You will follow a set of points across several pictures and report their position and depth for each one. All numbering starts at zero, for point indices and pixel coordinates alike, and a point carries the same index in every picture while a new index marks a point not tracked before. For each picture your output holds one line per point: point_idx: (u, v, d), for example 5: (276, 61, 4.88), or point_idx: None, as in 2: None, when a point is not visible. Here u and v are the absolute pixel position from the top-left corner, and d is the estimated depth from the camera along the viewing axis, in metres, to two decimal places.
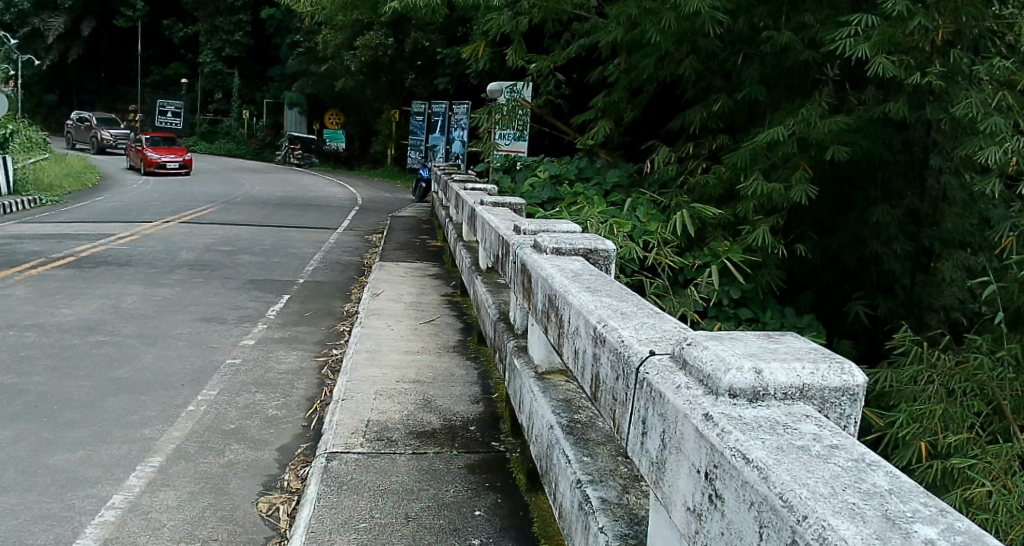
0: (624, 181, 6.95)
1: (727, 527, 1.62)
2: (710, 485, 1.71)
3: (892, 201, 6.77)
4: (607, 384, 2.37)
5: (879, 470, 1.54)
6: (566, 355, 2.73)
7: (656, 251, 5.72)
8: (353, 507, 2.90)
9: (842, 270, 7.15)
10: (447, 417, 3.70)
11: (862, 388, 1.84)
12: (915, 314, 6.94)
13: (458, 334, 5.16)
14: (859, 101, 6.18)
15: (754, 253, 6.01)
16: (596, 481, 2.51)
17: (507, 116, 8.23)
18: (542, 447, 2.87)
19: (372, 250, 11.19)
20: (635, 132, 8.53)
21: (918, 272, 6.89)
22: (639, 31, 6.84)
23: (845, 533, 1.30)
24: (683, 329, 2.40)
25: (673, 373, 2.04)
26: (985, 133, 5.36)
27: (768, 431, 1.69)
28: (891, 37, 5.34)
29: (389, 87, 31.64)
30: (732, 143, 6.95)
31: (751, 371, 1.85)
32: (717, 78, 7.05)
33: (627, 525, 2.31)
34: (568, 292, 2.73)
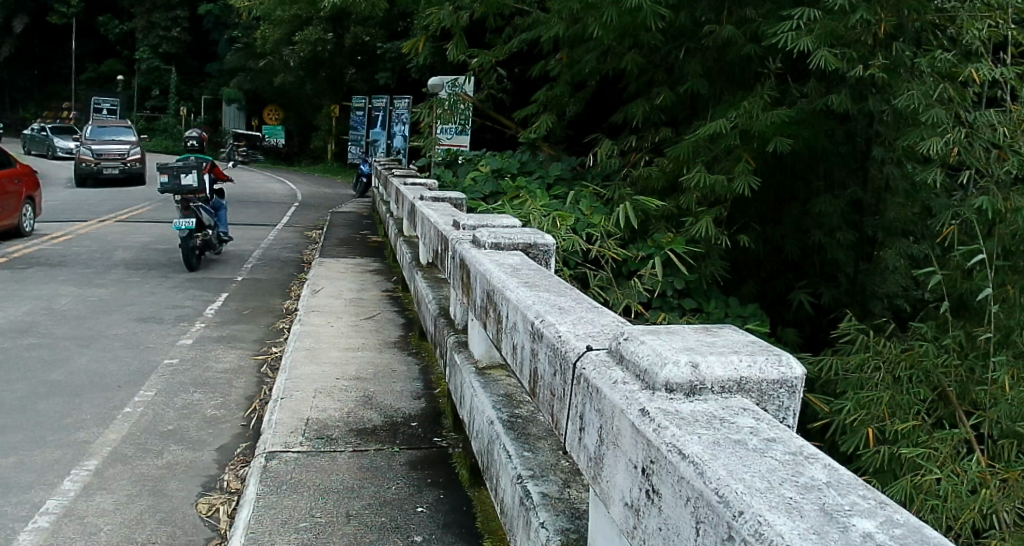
0: (568, 174, 6.87)
1: (664, 522, 1.63)
2: (648, 481, 1.73)
3: (835, 191, 6.78)
4: (546, 379, 2.45)
5: (817, 463, 1.55)
6: (505, 350, 2.73)
7: (598, 243, 5.51)
8: (293, 508, 2.85)
9: (784, 260, 7.16)
10: (388, 413, 3.66)
11: (800, 380, 1.93)
12: (860, 302, 6.97)
13: (398, 329, 5.13)
14: (801, 94, 6.20)
15: (698, 244, 5.98)
16: (537, 476, 2.53)
17: (449, 111, 8.10)
18: (483, 442, 2.85)
19: (312, 246, 11.10)
20: (578, 125, 8.29)
21: (860, 261, 6.92)
22: (581, 26, 6.83)
23: (782, 528, 1.27)
24: (621, 324, 2.48)
25: (611, 368, 2.09)
26: (927, 125, 5.41)
27: (704, 425, 1.72)
28: (833, 31, 5.34)
29: (327, 83, 31.47)
30: (675, 136, 6.93)
31: (687, 365, 1.90)
32: (659, 73, 7.04)
33: (568, 519, 2.33)
34: (505, 288, 2.72)
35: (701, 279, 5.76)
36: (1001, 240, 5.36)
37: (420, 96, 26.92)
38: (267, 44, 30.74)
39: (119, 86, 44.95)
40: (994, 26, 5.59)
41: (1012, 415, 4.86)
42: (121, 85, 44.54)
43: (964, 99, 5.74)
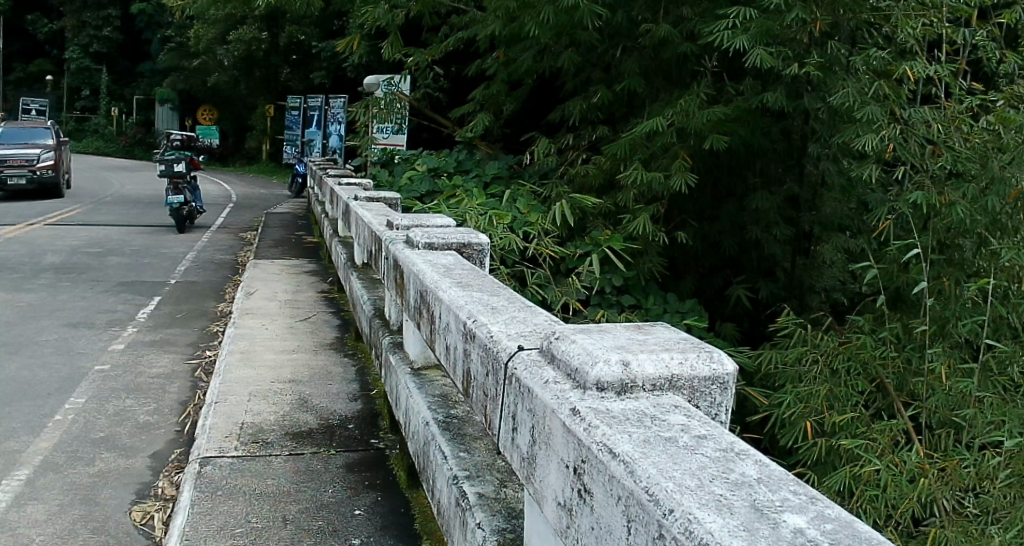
0: (505, 172, 6.82)
1: (596, 522, 1.63)
2: (580, 480, 1.73)
3: (772, 188, 6.81)
4: (479, 379, 2.45)
5: (747, 459, 1.56)
6: (439, 350, 2.72)
7: (536, 242, 5.42)
8: (229, 514, 2.81)
9: (722, 255, 7.12)
10: (325, 415, 3.63)
11: (731, 376, 1.97)
12: (797, 296, 7.01)
13: (335, 330, 5.11)
14: (737, 93, 6.14)
15: (636, 241, 5.74)
16: (473, 476, 2.53)
17: (384, 110, 7.78)
18: (418, 444, 2.83)
19: (247, 248, 11.03)
20: (516, 123, 8.19)
21: (797, 255, 6.99)
22: (518, 25, 6.65)
23: (711, 525, 1.26)
24: (553, 322, 2.50)
25: (542, 368, 2.11)
26: (863, 122, 5.27)
27: (635, 424, 1.73)
28: (769, 28, 5.18)
29: (262, 83, 31.25)
30: (613, 134, 6.85)
31: (619, 364, 1.92)
32: (596, 71, 6.99)
33: (505, 519, 2.33)
34: (438, 288, 2.70)
35: (638, 275, 5.58)
36: (936, 233, 5.26)
37: (357, 96, 26.04)
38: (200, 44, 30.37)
39: (50, 88, 43.90)
40: (927, 25, 5.63)
41: (949, 405, 4.77)
42: (50, 85, 43.48)
43: (900, 96, 5.61)
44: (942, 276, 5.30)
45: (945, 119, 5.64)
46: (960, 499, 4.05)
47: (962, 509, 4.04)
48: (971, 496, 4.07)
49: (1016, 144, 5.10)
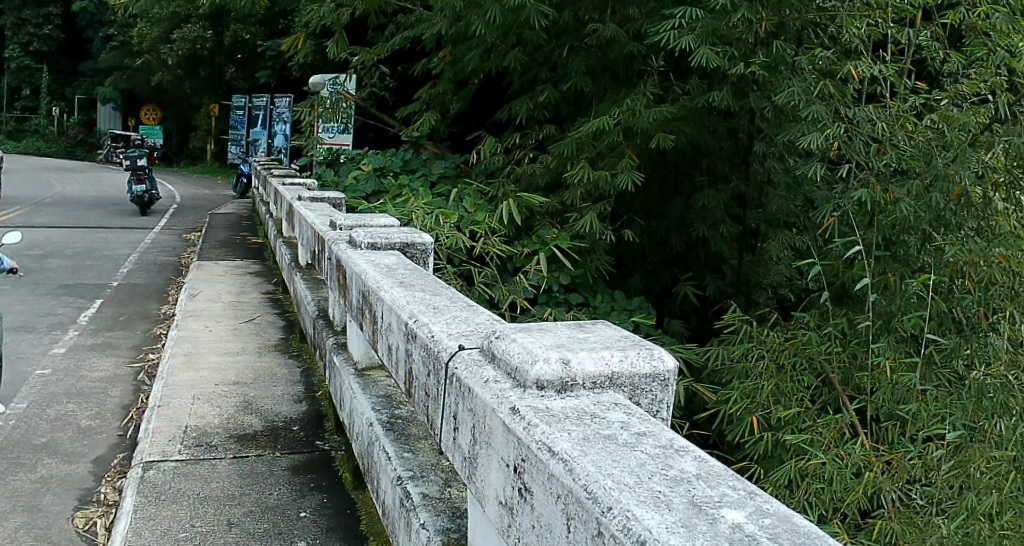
0: (452, 171, 6.27)
1: (537, 520, 1.64)
2: (520, 479, 1.74)
3: (718, 186, 6.16)
4: (420, 379, 2.44)
5: (687, 455, 1.56)
6: (381, 351, 2.71)
7: (483, 240, 5.04)
8: (172, 518, 2.77)
9: (669, 251, 6.45)
10: (269, 418, 3.61)
11: (671, 372, 1.98)
12: (744, 293, 6.37)
13: (280, 331, 5.08)
14: (684, 92, 5.49)
15: (582, 239, 5.29)
16: (416, 476, 2.52)
17: (330, 110, 7.14)
18: (363, 445, 2.82)
19: (191, 249, 10.91)
20: (462, 122, 7.62)
21: (744, 252, 6.27)
22: (465, 25, 5.94)
23: (649, 523, 1.26)
24: (495, 321, 2.51)
25: (483, 368, 2.12)
26: (807, 121, 4.80)
27: (574, 422, 1.73)
28: (716, 29, 4.64)
29: (207, 82, 30.76)
30: (559, 133, 6.09)
31: (558, 362, 1.93)
32: (542, 70, 6.29)
33: (449, 519, 2.32)
34: (379, 289, 2.69)
35: (587, 273, 5.17)
36: (881, 229, 5.02)
37: (303, 95, 24.14)
38: (143, 44, 29.68)
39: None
40: (874, 26, 5.26)
41: (896, 399, 4.44)
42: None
43: (847, 96, 5.18)
44: (886, 272, 4.99)
45: (889, 118, 5.23)
46: (905, 493, 3.90)
47: (909, 502, 3.91)
48: (917, 487, 3.95)
49: (960, 142, 4.84)
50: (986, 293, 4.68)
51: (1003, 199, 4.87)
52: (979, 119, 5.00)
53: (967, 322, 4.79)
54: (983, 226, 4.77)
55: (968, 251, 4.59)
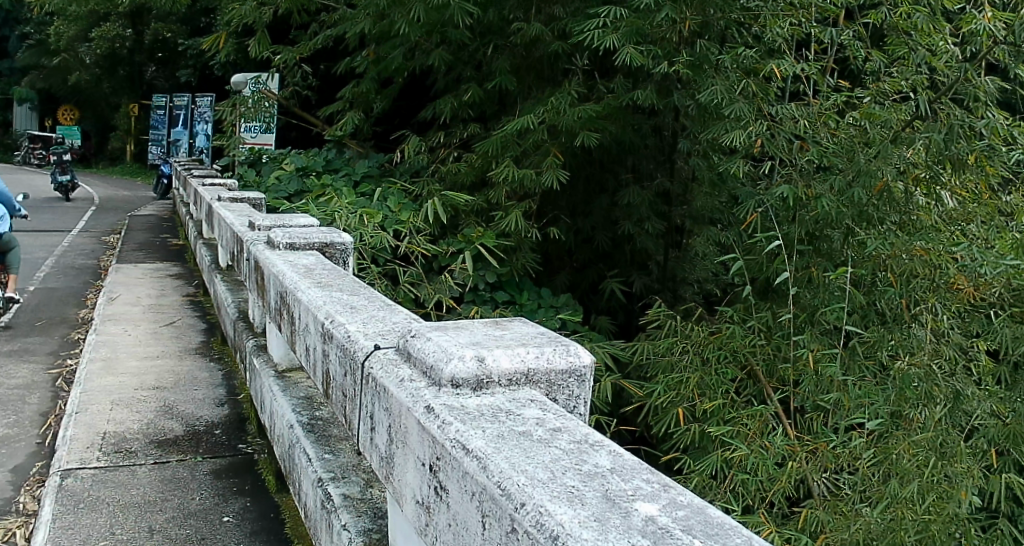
0: (376, 169, 5.95)
1: (453, 517, 1.64)
2: (435, 478, 1.74)
3: (642, 183, 5.69)
4: (338, 380, 2.44)
5: (601, 450, 1.59)
6: (299, 351, 2.70)
7: (408, 239, 4.81)
8: (93, 526, 2.72)
9: (596, 248, 5.95)
10: (190, 422, 3.57)
11: (588, 368, 2.01)
12: (670, 288, 5.80)
13: (201, 334, 5.03)
14: (607, 90, 5.16)
15: (507, 237, 5.05)
16: (337, 478, 2.50)
17: (251, 110, 6.76)
18: (283, 446, 2.81)
19: (110, 251, 10.73)
20: (385, 121, 7.02)
21: (669, 249, 5.76)
22: (389, 23, 5.55)
23: (562, 517, 1.27)
24: (412, 320, 2.52)
25: (399, 367, 2.12)
26: (730, 119, 4.38)
27: (490, 420, 1.75)
28: (641, 28, 4.40)
29: (127, 81, 29.87)
30: (484, 132, 5.72)
31: (474, 361, 1.93)
32: (466, 70, 5.83)
33: (371, 519, 2.31)
34: (296, 289, 2.68)
35: (512, 270, 4.97)
36: (804, 225, 4.41)
37: (223, 95, 21.65)
38: (62, 42, 28.44)
39: None
40: (795, 24, 4.89)
41: (818, 389, 4.08)
42: None
43: (768, 93, 4.67)
44: (809, 266, 4.47)
45: (810, 115, 4.66)
46: (831, 481, 3.75)
47: (837, 490, 3.78)
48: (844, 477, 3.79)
49: (883, 138, 4.33)
50: (907, 285, 4.24)
51: (922, 192, 4.44)
52: (900, 116, 4.51)
53: (890, 313, 4.36)
54: (905, 219, 4.33)
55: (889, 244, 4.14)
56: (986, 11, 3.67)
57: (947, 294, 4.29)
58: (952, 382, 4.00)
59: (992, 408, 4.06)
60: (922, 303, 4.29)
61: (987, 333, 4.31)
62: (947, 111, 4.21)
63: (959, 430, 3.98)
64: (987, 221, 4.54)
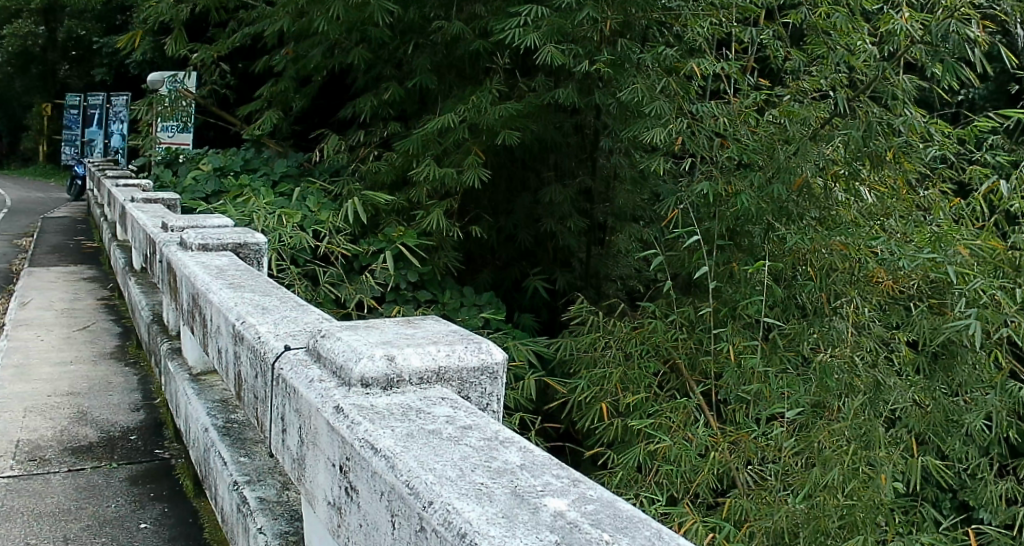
0: (294, 169, 5.81)
1: (363, 518, 1.62)
2: (345, 478, 1.72)
3: (565, 181, 5.65)
4: (249, 381, 2.41)
5: (511, 447, 1.58)
6: (211, 353, 2.68)
7: (328, 239, 4.78)
8: (5, 536, 2.67)
9: (518, 246, 5.91)
10: (105, 428, 3.54)
11: (499, 365, 2.01)
12: (593, 285, 5.81)
13: (116, 339, 4.97)
14: (529, 89, 5.15)
15: (429, 237, 5.04)
16: (253, 481, 2.48)
17: (167, 109, 6.60)
18: (200, 451, 2.79)
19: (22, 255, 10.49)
20: (305, 120, 6.93)
21: (592, 245, 5.75)
22: (308, 21, 5.48)
23: (470, 515, 1.26)
24: (323, 320, 2.51)
25: (308, 367, 2.09)
26: (650, 117, 4.44)
27: (399, 419, 1.73)
28: (562, 28, 4.40)
29: (46, 79, 29.18)
30: (405, 131, 5.67)
31: (383, 359, 1.91)
32: (387, 68, 5.74)
33: (287, 522, 2.29)
34: (208, 290, 2.67)
35: (434, 270, 4.96)
36: (724, 221, 4.51)
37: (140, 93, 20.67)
38: None
39: None
40: (716, 24, 4.94)
41: (738, 379, 4.18)
42: None
43: (689, 92, 4.84)
44: (730, 262, 4.65)
45: (730, 113, 4.76)
46: (755, 472, 3.84)
47: (762, 481, 3.85)
48: (766, 467, 3.86)
49: (801, 136, 4.41)
50: (826, 279, 4.40)
51: (843, 188, 4.49)
52: (819, 113, 4.54)
53: (810, 307, 4.46)
54: (825, 215, 4.42)
55: (809, 240, 4.29)
56: (903, 11, 3.79)
57: (866, 287, 4.42)
58: (874, 373, 4.05)
59: (913, 398, 4.10)
60: (843, 298, 4.37)
61: (904, 325, 4.37)
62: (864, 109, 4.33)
63: (880, 419, 3.98)
64: (905, 216, 4.58)
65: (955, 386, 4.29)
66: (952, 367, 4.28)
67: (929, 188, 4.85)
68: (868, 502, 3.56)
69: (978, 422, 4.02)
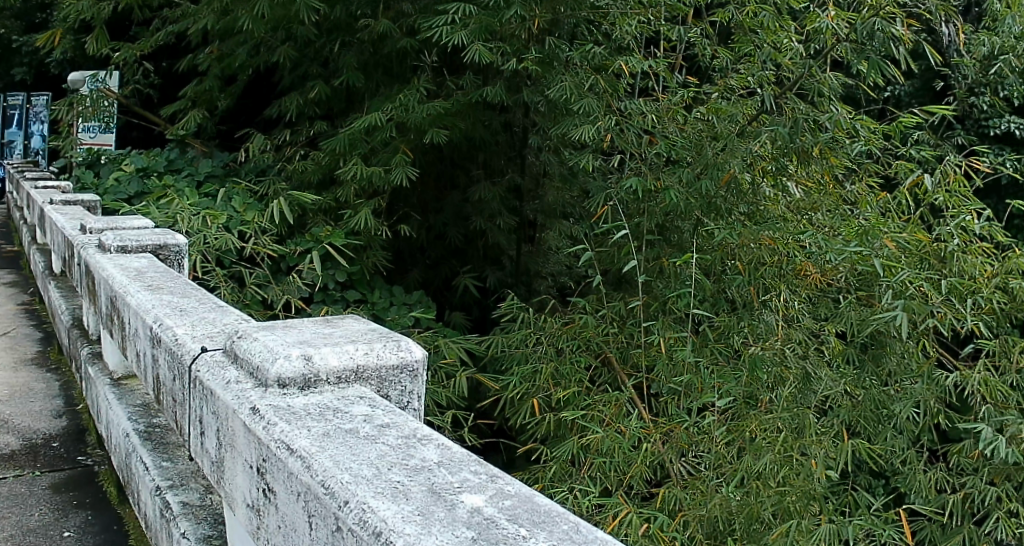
0: (220, 169, 5.76)
1: (282, 520, 1.58)
2: (263, 479, 1.68)
3: (494, 179, 5.68)
4: (168, 384, 2.39)
5: (430, 444, 1.53)
6: (129, 356, 2.67)
7: (253, 240, 4.73)
8: None
9: (449, 244, 5.80)
10: (26, 436, 3.51)
11: (419, 362, 1.94)
12: (524, 283, 5.83)
13: (38, 345, 4.90)
14: (458, 87, 5.16)
15: (357, 236, 5.02)
16: (176, 485, 2.47)
17: (88, 109, 6.51)
18: (122, 457, 2.79)
19: None
20: (229, 119, 6.78)
21: (523, 243, 5.81)
22: (233, 19, 5.43)
23: (385, 514, 1.22)
24: (242, 320, 2.47)
25: (225, 369, 2.04)
26: (580, 114, 4.50)
27: (316, 418, 1.68)
28: (491, 25, 4.41)
29: None
30: (332, 130, 5.63)
31: (300, 358, 1.85)
32: (313, 66, 5.71)
33: (211, 526, 2.27)
34: (125, 292, 2.66)
35: (362, 269, 4.93)
36: (653, 217, 4.56)
37: (60, 92, 19.09)
38: None
39: None
40: (643, 22, 5.09)
41: (670, 372, 4.21)
42: None
43: (618, 89, 4.84)
44: (660, 257, 4.67)
45: (658, 111, 4.74)
46: (689, 463, 3.92)
47: (696, 472, 3.92)
48: (702, 458, 3.93)
49: (728, 133, 4.46)
50: (755, 272, 4.45)
51: (770, 184, 4.62)
52: (747, 111, 4.61)
53: (740, 301, 4.51)
54: (753, 210, 4.55)
55: (737, 234, 4.33)
56: (829, 11, 3.83)
57: (794, 280, 4.52)
58: (804, 364, 4.18)
59: (843, 388, 4.23)
60: (771, 292, 4.50)
61: (833, 317, 4.53)
62: (789, 106, 4.39)
63: (811, 408, 4.11)
64: (834, 210, 4.72)
65: (885, 375, 4.40)
66: (882, 358, 4.41)
67: (856, 182, 4.94)
68: (801, 489, 3.71)
69: (908, 409, 4.23)
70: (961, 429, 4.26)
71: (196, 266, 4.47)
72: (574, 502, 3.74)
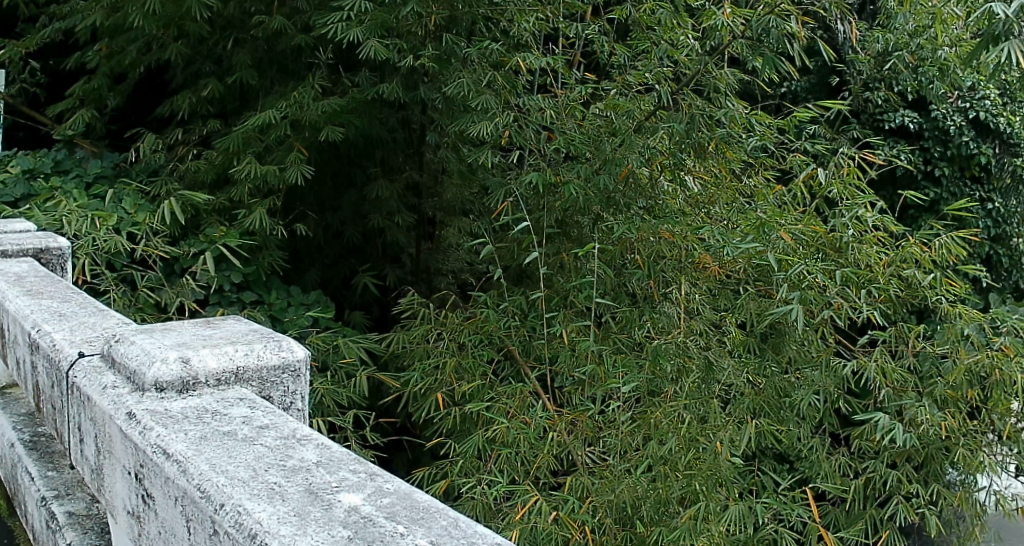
0: (110, 169, 5.68)
1: (160, 524, 1.56)
2: (140, 485, 1.65)
3: (391, 176, 5.64)
4: (48, 391, 2.38)
5: (309, 444, 1.54)
6: (11, 363, 2.68)
7: (144, 242, 4.76)
8: None
9: (346, 243, 5.85)
10: None
11: (301, 363, 1.95)
12: (424, 280, 5.87)
13: None
14: (354, 84, 5.15)
15: (252, 236, 5.04)
16: (62, 495, 2.47)
17: None
18: (8, 468, 2.81)
19: None
20: (120, 119, 6.70)
21: (421, 241, 5.81)
22: (123, 16, 5.35)
23: (260, 514, 1.24)
24: (121, 323, 2.47)
25: (103, 374, 2.01)
26: (477, 111, 4.59)
27: (194, 422, 1.66)
28: (386, 22, 4.45)
29: None
30: (225, 128, 5.59)
31: (177, 361, 1.82)
32: (206, 63, 5.66)
33: (97, 535, 2.28)
34: (4, 300, 2.68)
35: (258, 269, 4.95)
36: (552, 211, 4.72)
37: None
38: None
39: None
40: (541, 19, 5.14)
41: (573, 364, 4.31)
42: None
43: (516, 86, 4.93)
44: (560, 252, 4.79)
45: (557, 106, 4.99)
46: (595, 452, 4.04)
47: (602, 461, 4.05)
48: (601, 447, 4.06)
49: (625, 128, 4.54)
50: (654, 265, 4.57)
51: (667, 178, 4.75)
52: (644, 106, 4.67)
53: (640, 294, 4.66)
54: (652, 204, 4.68)
55: (636, 230, 4.46)
56: (725, 8, 3.88)
57: (694, 273, 4.63)
58: (706, 354, 4.26)
59: (746, 377, 4.35)
60: (671, 285, 4.62)
61: (733, 308, 4.63)
62: (687, 101, 4.47)
63: (713, 394, 4.22)
64: (731, 203, 4.81)
65: (786, 362, 4.55)
66: (781, 345, 4.56)
67: (754, 175, 5.07)
68: (708, 471, 3.81)
69: (808, 396, 4.41)
70: (860, 417, 4.46)
71: (85, 270, 4.48)
72: (481, 492, 3.88)
